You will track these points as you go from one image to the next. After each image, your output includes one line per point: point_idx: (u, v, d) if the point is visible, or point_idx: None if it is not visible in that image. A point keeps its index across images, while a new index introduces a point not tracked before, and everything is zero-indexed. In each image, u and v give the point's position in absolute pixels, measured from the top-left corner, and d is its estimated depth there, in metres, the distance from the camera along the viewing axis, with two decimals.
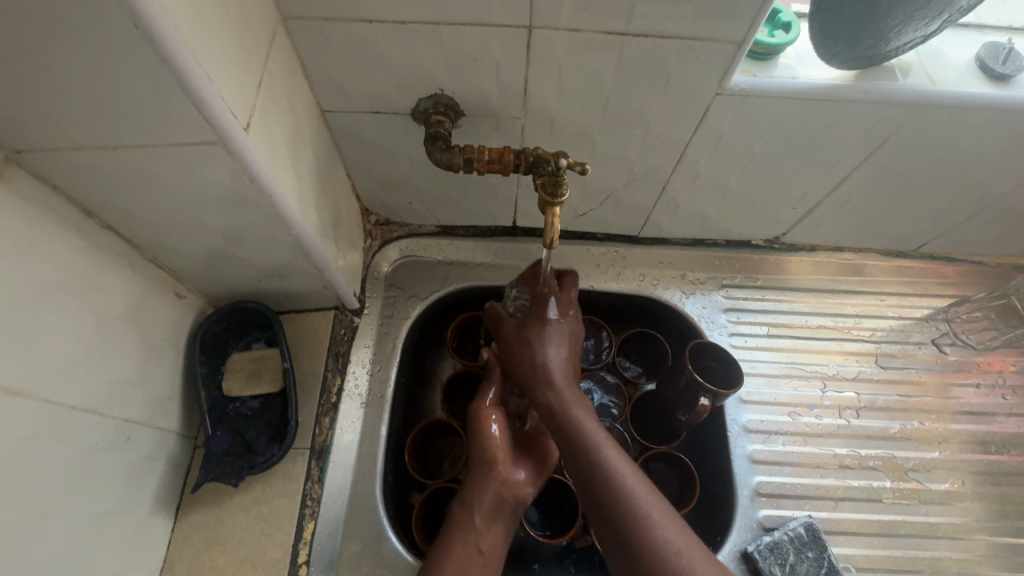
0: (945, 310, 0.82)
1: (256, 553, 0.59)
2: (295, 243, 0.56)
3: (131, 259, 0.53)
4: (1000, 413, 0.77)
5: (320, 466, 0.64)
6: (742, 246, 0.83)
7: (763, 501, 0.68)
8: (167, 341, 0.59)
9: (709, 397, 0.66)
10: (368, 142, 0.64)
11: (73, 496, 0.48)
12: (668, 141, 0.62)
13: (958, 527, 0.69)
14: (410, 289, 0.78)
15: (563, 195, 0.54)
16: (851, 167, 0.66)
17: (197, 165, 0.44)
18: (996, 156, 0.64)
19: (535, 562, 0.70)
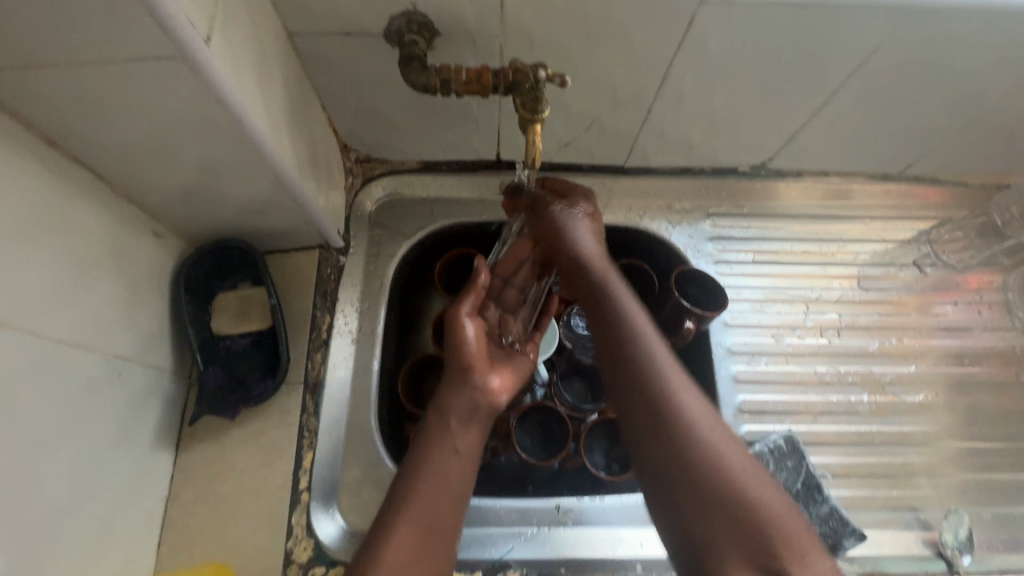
0: (927, 232, 0.83)
1: (259, 482, 0.61)
2: (272, 173, 0.55)
3: (102, 194, 0.52)
4: (975, 329, 0.79)
5: (315, 400, 0.66)
6: (729, 173, 0.82)
7: (746, 417, 0.71)
8: (148, 280, 0.58)
9: (693, 319, 0.69)
10: (340, 71, 0.62)
11: (69, 428, 0.48)
12: (652, 59, 0.60)
13: (930, 434, 0.73)
14: (395, 228, 0.77)
15: (544, 111, 0.53)
16: (837, 82, 0.64)
17: (158, 84, 0.42)
18: (985, 64, 0.63)
19: (528, 485, 0.74)
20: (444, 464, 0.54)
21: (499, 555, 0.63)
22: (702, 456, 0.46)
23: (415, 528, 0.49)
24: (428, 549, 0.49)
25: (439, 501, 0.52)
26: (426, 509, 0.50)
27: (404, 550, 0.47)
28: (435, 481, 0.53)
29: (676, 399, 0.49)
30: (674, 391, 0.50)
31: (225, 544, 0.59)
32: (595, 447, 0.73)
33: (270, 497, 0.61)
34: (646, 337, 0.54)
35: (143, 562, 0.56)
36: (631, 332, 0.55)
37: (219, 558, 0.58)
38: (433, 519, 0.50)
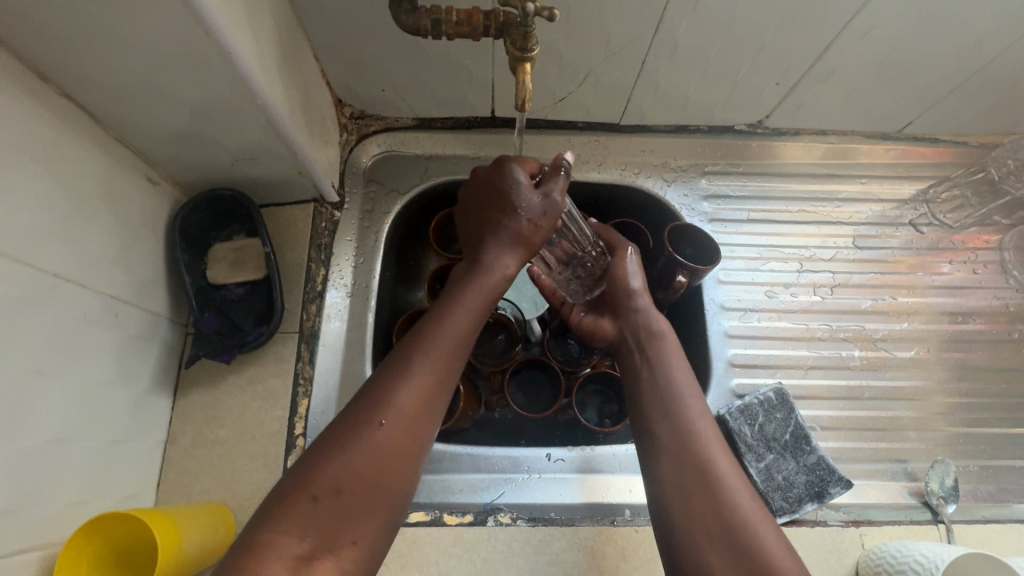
0: (925, 192, 0.83)
1: (255, 426, 0.63)
2: (264, 116, 0.55)
3: (95, 134, 0.52)
4: (970, 287, 0.79)
5: (310, 348, 0.67)
6: (725, 131, 0.81)
7: (737, 371, 0.72)
8: (144, 225, 0.59)
9: (686, 273, 0.69)
10: (332, 17, 0.62)
11: (66, 361, 0.49)
12: (645, 4, 0.60)
13: (920, 389, 0.73)
14: (389, 184, 0.78)
15: (534, 49, 0.53)
16: (835, 30, 0.64)
17: (147, 13, 0.42)
18: (985, 10, 0.62)
19: (522, 438, 0.75)
20: (461, 324, 0.51)
21: (490, 499, 0.64)
22: (729, 508, 0.48)
23: (426, 383, 0.47)
24: (432, 404, 0.47)
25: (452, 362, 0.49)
26: (441, 365, 0.48)
27: (409, 404, 0.45)
28: (452, 341, 0.50)
29: (707, 450, 0.52)
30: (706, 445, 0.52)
31: (223, 484, 0.60)
32: (587, 403, 0.74)
33: (266, 441, 0.62)
34: (681, 382, 0.57)
35: (143, 500, 0.58)
36: (666, 374, 0.57)
37: (217, 498, 0.59)
38: (444, 377, 0.48)
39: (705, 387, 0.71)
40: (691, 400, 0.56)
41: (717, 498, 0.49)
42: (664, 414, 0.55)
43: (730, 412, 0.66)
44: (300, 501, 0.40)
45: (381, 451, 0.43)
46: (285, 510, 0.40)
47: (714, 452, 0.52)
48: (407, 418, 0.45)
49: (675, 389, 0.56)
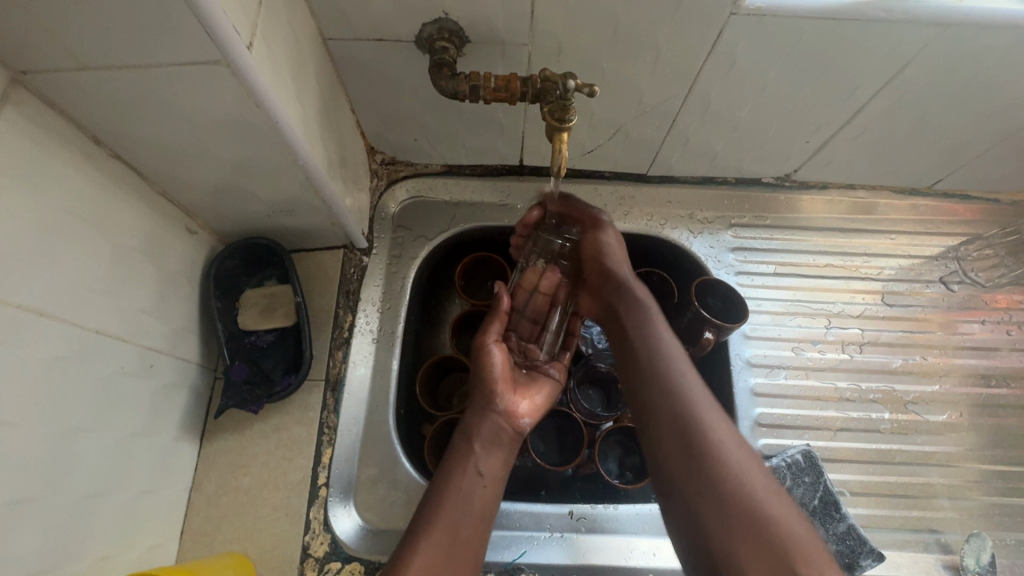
0: (955, 249, 0.82)
1: (279, 475, 0.63)
2: (303, 175, 0.56)
3: (140, 191, 0.53)
4: (1002, 349, 0.78)
5: (335, 397, 0.67)
6: (752, 183, 0.82)
7: (763, 431, 0.71)
8: (180, 275, 0.60)
9: (713, 331, 0.68)
10: (371, 75, 0.63)
11: (102, 415, 0.50)
12: (679, 69, 0.60)
13: (952, 455, 0.72)
14: (417, 230, 0.78)
15: (571, 120, 0.54)
16: (867, 95, 0.64)
17: (202, 87, 0.43)
18: (1020, 82, 0.62)
19: (541, 489, 0.73)
20: (466, 486, 0.55)
21: (512, 559, 0.64)
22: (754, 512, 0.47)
23: (437, 544, 0.50)
24: (449, 569, 0.50)
25: (460, 519, 0.53)
26: (450, 525, 0.52)
27: (426, 570, 0.48)
28: (459, 504, 0.54)
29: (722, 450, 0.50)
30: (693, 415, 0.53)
31: (245, 535, 0.60)
32: (609, 454, 0.73)
33: (289, 491, 0.62)
34: (699, 403, 0.53)
35: (167, 549, 0.58)
36: (683, 397, 0.54)
37: (239, 549, 0.59)
38: (455, 539, 0.52)
39: None
40: (707, 417, 0.53)
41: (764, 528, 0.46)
42: (688, 445, 0.51)
43: None
44: None
45: None
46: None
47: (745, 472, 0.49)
48: None
49: (671, 385, 0.55)
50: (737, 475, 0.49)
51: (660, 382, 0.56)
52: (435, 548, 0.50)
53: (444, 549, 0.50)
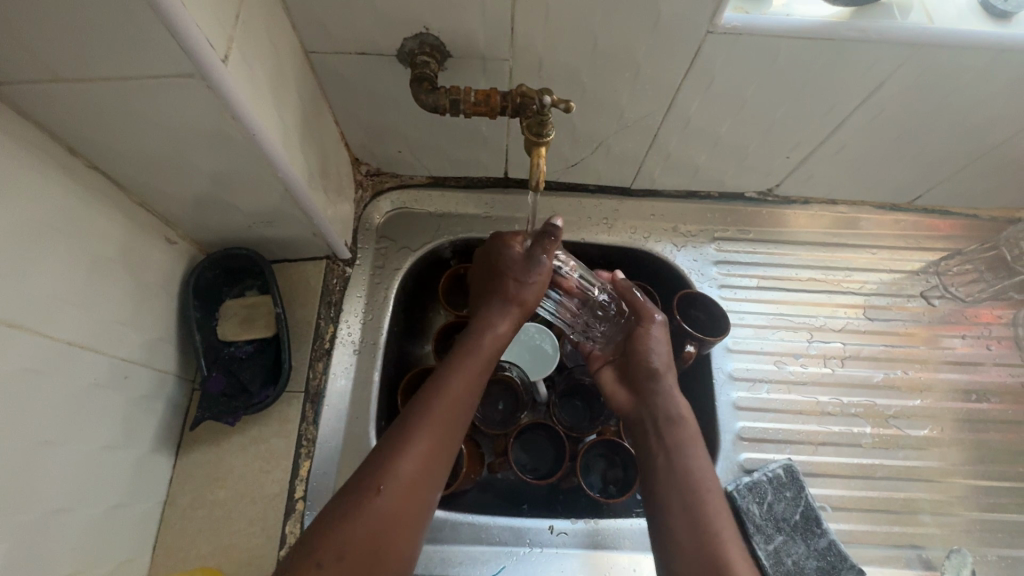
0: (936, 264, 0.82)
1: (255, 489, 0.62)
2: (283, 186, 0.56)
3: (118, 201, 0.53)
4: (983, 364, 0.78)
5: (314, 409, 0.66)
6: (735, 198, 0.82)
7: (745, 445, 0.70)
8: (158, 285, 0.59)
9: (694, 344, 0.69)
10: (354, 88, 0.63)
11: (73, 427, 0.49)
12: (659, 85, 0.61)
13: (934, 470, 0.72)
14: (402, 241, 0.78)
15: (549, 135, 0.54)
16: (845, 113, 0.65)
17: (178, 100, 0.44)
18: (994, 101, 0.63)
19: (524, 503, 0.73)
20: (456, 393, 0.54)
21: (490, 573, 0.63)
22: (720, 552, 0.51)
23: (427, 446, 0.50)
24: (429, 477, 0.50)
25: (450, 428, 0.53)
26: (439, 428, 0.52)
27: (406, 477, 0.48)
28: (448, 413, 0.53)
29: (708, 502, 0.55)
30: (694, 466, 0.57)
31: (219, 550, 0.59)
32: (592, 468, 0.72)
33: (265, 505, 0.61)
34: (694, 457, 0.58)
35: (138, 564, 0.57)
36: (682, 456, 0.58)
37: (212, 564, 0.58)
38: (441, 439, 0.52)
39: (712, 459, 0.70)
40: (704, 471, 0.57)
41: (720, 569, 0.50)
42: (679, 494, 0.55)
43: (738, 489, 0.65)
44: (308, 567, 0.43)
45: (385, 514, 0.46)
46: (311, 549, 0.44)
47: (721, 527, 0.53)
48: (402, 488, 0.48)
49: (680, 436, 0.59)
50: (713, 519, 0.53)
51: (665, 445, 0.59)
52: (418, 453, 0.50)
53: (426, 455, 0.50)
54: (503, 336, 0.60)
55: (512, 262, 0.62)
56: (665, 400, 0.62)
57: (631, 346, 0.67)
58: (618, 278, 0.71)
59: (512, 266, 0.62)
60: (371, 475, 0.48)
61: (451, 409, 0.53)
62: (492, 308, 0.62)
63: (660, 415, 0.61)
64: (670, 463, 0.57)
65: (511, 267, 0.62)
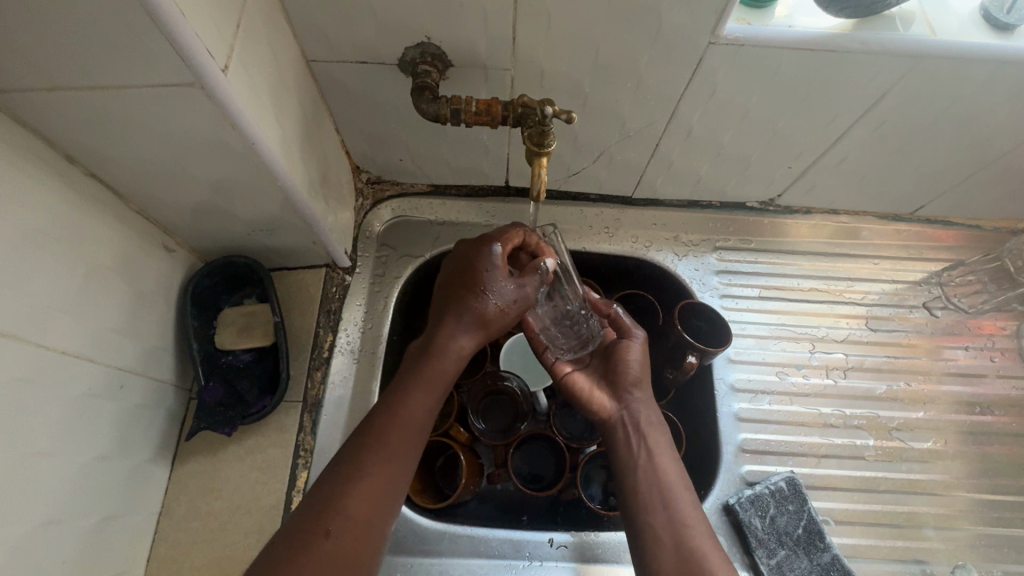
0: (938, 274, 0.82)
1: (251, 500, 0.61)
2: (282, 195, 0.56)
3: (116, 209, 0.53)
4: (987, 376, 0.78)
5: (312, 418, 0.66)
6: (737, 208, 0.82)
7: (747, 457, 0.70)
8: (156, 293, 0.59)
9: (696, 354, 0.67)
10: (355, 97, 0.63)
11: (66, 438, 0.49)
12: (661, 95, 0.61)
13: (938, 483, 0.71)
14: (402, 249, 0.78)
15: (550, 145, 0.54)
16: (846, 125, 0.65)
17: (177, 109, 0.43)
18: (996, 113, 0.63)
19: (523, 515, 0.72)
20: (413, 417, 0.53)
21: None
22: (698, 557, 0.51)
23: (378, 482, 0.49)
24: (384, 509, 0.49)
25: (399, 458, 0.51)
26: (387, 460, 0.50)
27: (359, 510, 0.47)
28: (406, 440, 0.51)
29: (679, 506, 0.54)
30: (666, 470, 0.57)
31: (213, 562, 0.58)
32: (593, 479, 0.71)
33: (261, 516, 0.60)
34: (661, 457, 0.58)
35: None
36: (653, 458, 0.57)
37: None
38: (398, 471, 0.50)
39: (714, 471, 0.69)
40: (675, 478, 0.56)
41: (696, 563, 0.50)
42: (659, 500, 0.54)
43: (740, 502, 0.64)
44: None
45: (347, 545, 0.46)
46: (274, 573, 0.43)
47: (695, 522, 0.53)
48: (360, 519, 0.47)
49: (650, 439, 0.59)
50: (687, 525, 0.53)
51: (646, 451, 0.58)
52: (374, 485, 0.48)
53: (380, 487, 0.49)
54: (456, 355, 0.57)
55: (499, 283, 0.58)
56: (638, 405, 0.61)
57: (605, 357, 0.65)
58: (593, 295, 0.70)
59: (500, 287, 0.58)
60: (322, 512, 0.47)
61: (408, 438, 0.52)
62: (460, 318, 0.57)
63: (637, 419, 0.60)
64: (649, 471, 0.56)
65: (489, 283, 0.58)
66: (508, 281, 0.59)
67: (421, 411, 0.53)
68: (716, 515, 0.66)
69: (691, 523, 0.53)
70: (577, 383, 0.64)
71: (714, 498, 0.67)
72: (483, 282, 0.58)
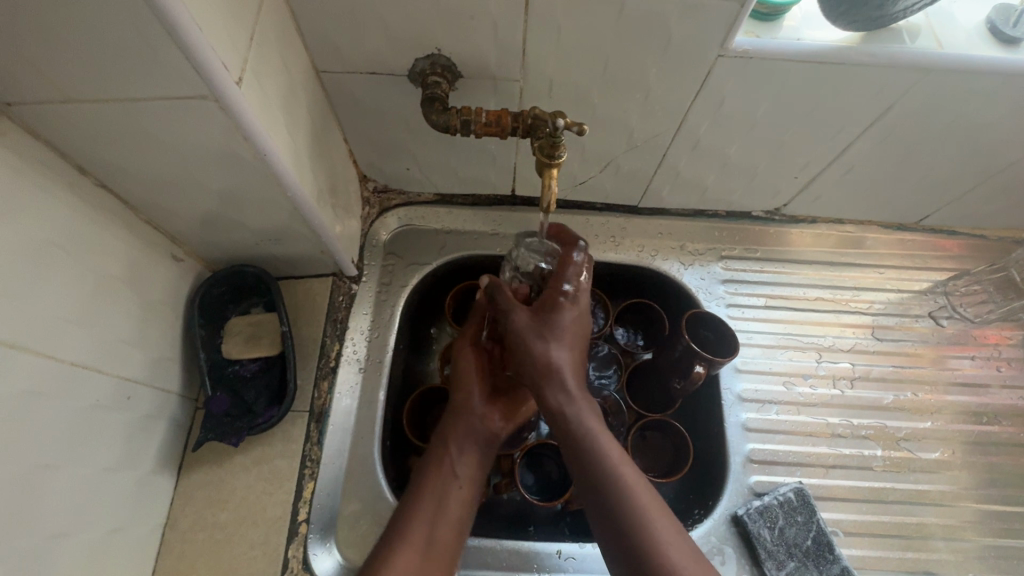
0: (943, 284, 0.82)
1: (258, 511, 0.61)
2: (292, 205, 0.56)
3: (126, 219, 0.53)
4: (993, 386, 0.78)
5: (319, 428, 0.65)
6: (743, 217, 0.82)
7: (755, 467, 0.69)
8: (164, 303, 0.59)
9: (703, 364, 0.67)
10: (364, 107, 0.63)
11: (74, 450, 0.48)
12: (669, 106, 0.61)
13: (946, 494, 0.71)
14: (408, 258, 0.78)
15: (561, 157, 0.54)
16: (853, 136, 0.65)
17: (190, 121, 0.43)
18: (1002, 125, 0.63)
19: (530, 525, 0.71)
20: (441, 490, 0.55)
21: None
22: (643, 544, 0.49)
23: (411, 554, 0.50)
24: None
25: (427, 531, 0.52)
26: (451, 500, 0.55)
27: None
28: (432, 512, 0.53)
29: (613, 488, 0.51)
30: (591, 455, 0.53)
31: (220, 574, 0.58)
32: None
33: (268, 528, 0.60)
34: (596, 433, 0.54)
35: None
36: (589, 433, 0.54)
37: None
38: (429, 542, 0.51)
39: (722, 481, 0.69)
40: (604, 456, 0.53)
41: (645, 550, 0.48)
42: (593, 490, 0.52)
43: (748, 513, 0.64)
44: None
45: None
46: None
47: (624, 498, 0.51)
48: None
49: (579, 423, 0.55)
50: (622, 511, 0.50)
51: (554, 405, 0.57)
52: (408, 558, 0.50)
53: (411, 555, 0.50)
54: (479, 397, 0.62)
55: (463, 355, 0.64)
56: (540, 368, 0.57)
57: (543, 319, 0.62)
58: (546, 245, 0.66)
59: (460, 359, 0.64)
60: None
61: (427, 511, 0.53)
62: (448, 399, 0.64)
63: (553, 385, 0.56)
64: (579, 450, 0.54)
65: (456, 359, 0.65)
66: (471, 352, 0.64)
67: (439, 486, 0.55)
68: (725, 526, 0.66)
69: (633, 495, 0.51)
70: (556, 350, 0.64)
71: (722, 509, 0.67)
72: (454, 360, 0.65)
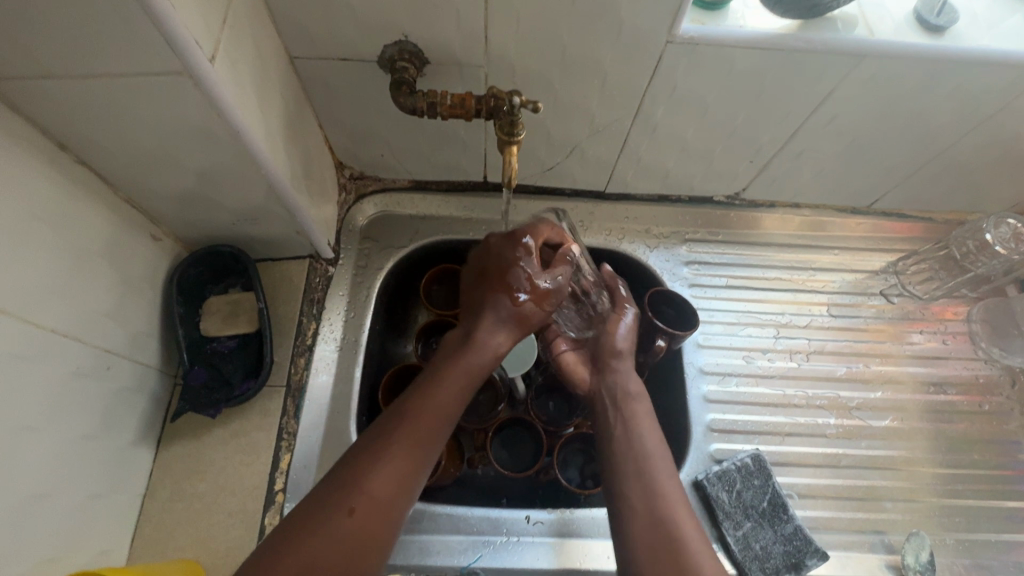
0: (894, 264, 0.87)
1: (236, 481, 0.63)
2: (267, 184, 0.58)
3: (105, 196, 0.55)
4: (941, 358, 0.82)
5: (295, 403, 0.67)
6: (705, 202, 0.86)
7: (715, 436, 0.73)
8: (144, 280, 0.61)
9: (665, 337, 0.71)
10: (338, 93, 0.66)
11: (53, 414, 0.50)
12: (626, 92, 0.65)
13: (896, 459, 0.75)
14: (384, 242, 0.81)
15: (520, 135, 0.58)
16: (800, 120, 0.69)
17: (166, 98, 0.46)
18: (934, 110, 0.68)
19: (503, 497, 0.75)
20: (430, 426, 0.53)
21: (467, 562, 0.64)
22: (667, 525, 0.53)
23: (384, 485, 0.49)
24: (388, 509, 0.49)
25: (412, 461, 0.51)
26: (403, 476, 0.50)
27: (358, 513, 0.47)
28: (417, 439, 0.52)
29: (669, 491, 0.55)
30: (650, 443, 0.59)
31: (198, 541, 0.60)
32: (570, 463, 0.74)
33: (245, 497, 0.62)
34: (662, 481, 0.56)
35: (115, 556, 0.57)
36: (635, 435, 0.60)
37: (191, 556, 0.59)
38: (404, 474, 0.50)
39: (685, 449, 0.72)
40: (660, 455, 0.58)
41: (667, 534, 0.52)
42: (632, 474, 0.56)
43: (707, 478, 0.67)
44: (298, 544, 0.45)
45: (350, 531, 0.47)
46: (290, 544, 0.46)
47: (676, 500, 0.55)
48: (361, 519, 0.47)
49: (627, 406, 0.62)
50: (664, 494, 0.55)
51: (625, 421, 0.61)
52: (381, 484, 0.49)
53: (383, 482, 0.49)
54: (457, 403, 0.56)
55: (519, 273, 0.61)
56: (620, 378, 0.65)
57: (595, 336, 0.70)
58: (603, 268, 0.74)
59: (518, 277, 0.61)
60: (330, 501, 0.48)
61: (420, 441, 0.52)
62: (496, 310, 0.60)
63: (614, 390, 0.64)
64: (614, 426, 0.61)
65: (511, 268, 0.61)
66: (534, 272, 0.62)
67: (440, 407, 0.54)
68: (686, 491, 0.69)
69: (671, 492, 0.55)
70: (566, 358, 0.70)
71: (684, 475, 0.70)
72: (508, 274, 0.61)
